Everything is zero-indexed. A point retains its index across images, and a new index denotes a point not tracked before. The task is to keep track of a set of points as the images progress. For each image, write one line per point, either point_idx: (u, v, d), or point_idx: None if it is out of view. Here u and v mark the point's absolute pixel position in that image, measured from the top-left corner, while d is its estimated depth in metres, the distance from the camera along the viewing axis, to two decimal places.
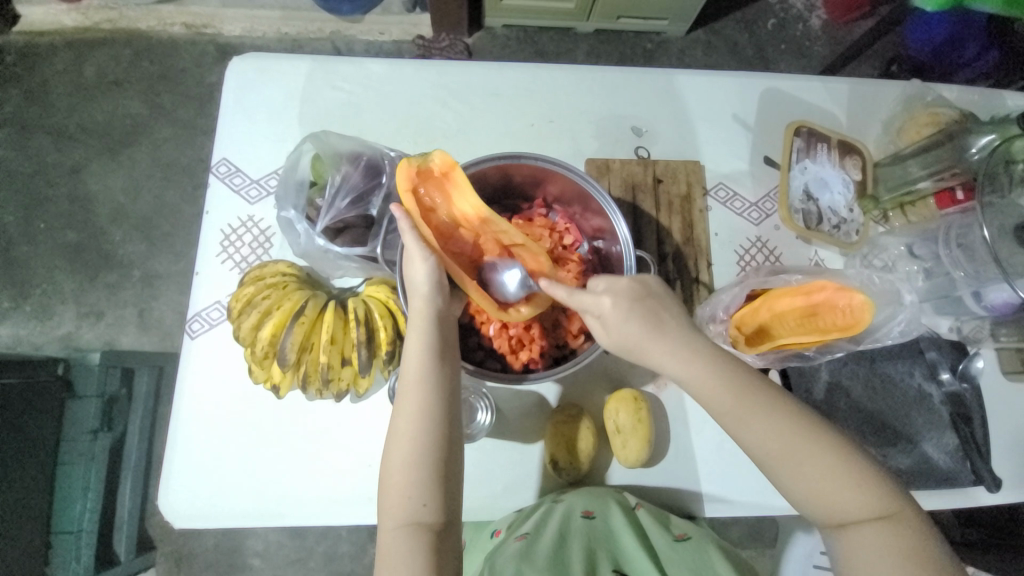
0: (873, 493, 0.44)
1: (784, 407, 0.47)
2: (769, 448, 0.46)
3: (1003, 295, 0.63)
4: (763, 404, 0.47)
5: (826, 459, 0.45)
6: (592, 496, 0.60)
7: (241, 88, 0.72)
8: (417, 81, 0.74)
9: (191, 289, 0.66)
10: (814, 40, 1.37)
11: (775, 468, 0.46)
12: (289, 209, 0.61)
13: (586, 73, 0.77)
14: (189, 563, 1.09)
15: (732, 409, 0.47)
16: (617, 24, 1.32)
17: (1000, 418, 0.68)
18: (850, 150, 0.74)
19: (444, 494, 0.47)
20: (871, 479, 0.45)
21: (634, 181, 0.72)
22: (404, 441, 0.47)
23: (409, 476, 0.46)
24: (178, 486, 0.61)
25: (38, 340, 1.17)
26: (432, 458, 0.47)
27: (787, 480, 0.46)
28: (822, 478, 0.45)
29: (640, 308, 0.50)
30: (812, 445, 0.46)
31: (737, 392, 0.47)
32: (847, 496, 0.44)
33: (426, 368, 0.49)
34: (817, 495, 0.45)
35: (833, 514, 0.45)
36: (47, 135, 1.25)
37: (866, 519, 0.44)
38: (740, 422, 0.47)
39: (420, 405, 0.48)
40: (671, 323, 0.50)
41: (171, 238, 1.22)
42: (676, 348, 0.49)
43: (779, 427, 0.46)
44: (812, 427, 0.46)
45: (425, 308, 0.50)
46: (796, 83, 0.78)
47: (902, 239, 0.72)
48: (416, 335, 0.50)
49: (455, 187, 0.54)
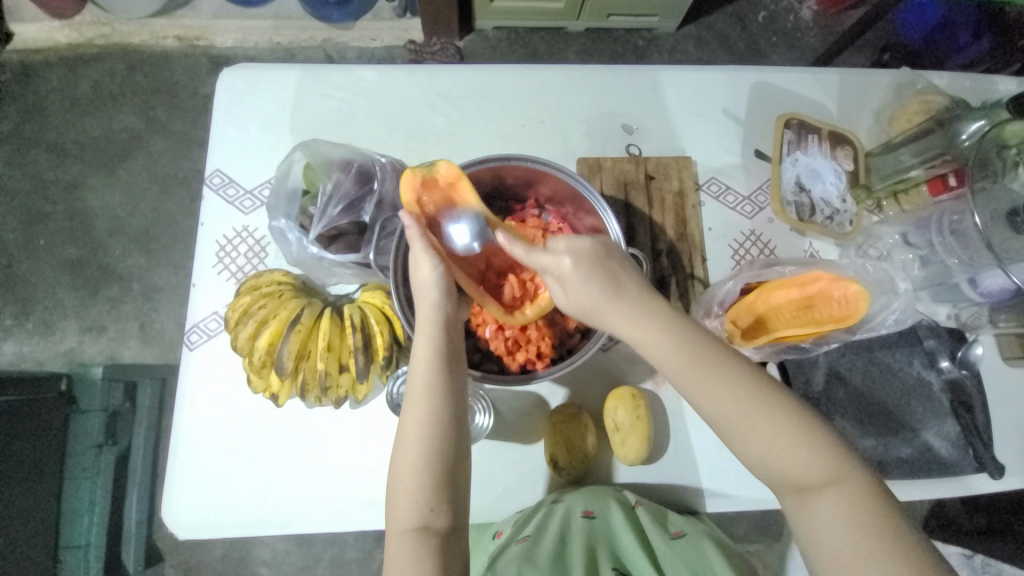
0: (826, 454, 0.44)
1: (739, 370, 0.47)
2: (724, 413, 0.46)
3: (998, 281, 0.63)
4: (718, 369, 0.47)
5: (780, 421, 0.45)
6: (592, 494, 0.59)
7: (232, 99, 0.73)
8: (407, 86, 0.75)
9: (189, 300, 0.67)
10: (805, 32, 1.37)
11: (730, 430, 0.46)
12: (281, 219, 0.61)
13: (575, 73, 0.77)
14: (197, 573, 1.09)
15: (686, 372, 0.47)
16: (608, 23, 1.32)
17: (1001, 405, 0.68)
18: (841, 141, 0.74)
19: (452, 500, 0.47)
20: (825, 442, 0.45)
21: (626, 179, 0.72)
22: (411, 446, 0.47)
23: (417, 482, 0.46)
24: (180, 497, 0.62)
25: (41, 356, 1.18)
26: (440, 463, 0.47)
27: (741, 441, 0.46)
28: (775, 439, 0.45)
29: (601, 274, 0.50)
30: (766, 407, 0.46)
31: (692, 355, 0.48)
32: (800, 460, 0.44)
33: (434, 375, 0.49)
34: (771, 460, 0.45)
35: (788, 476, 0.45)
36: (44, 152, 1.26)
37: (819, 480, 0.44)
38: (696, 387, 0.47)
39: (429, 412, 0.48)
40: (631, 289, 0.50)
41: (169, 250, 1.23)
42: (634, 314, 0.49)
43: (734, 390, 0.46)
44: (766, 390, 0.47)
45: (433, 314, 0.51)
46: (785, 76, 0.78)
47: (896, 228, 0.71)
48: (425, 340, 0.50)
49: (460, 196, 0.55)
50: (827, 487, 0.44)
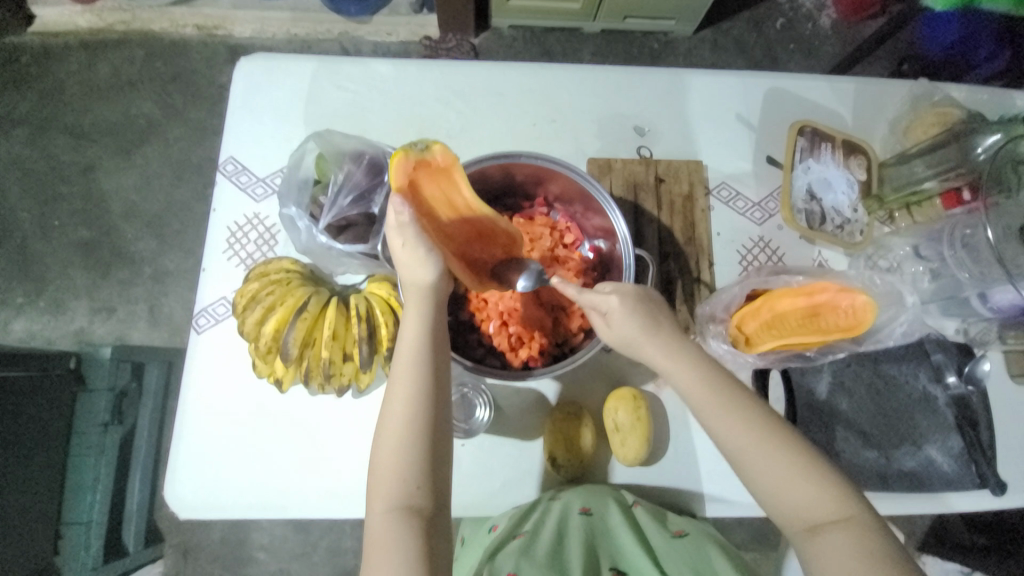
0: (836, 494, 0.45)
1: (758, 407, 0.48)
2: (741, 448, 0.47)
3: (1008, 295, 0.62)
4: (738, 405, 0.48)
5: (793, 458, 0.46)
6: (589, 492, 0.60)
7: (248, 88, 0.74)
8: (421, 81, 0.75)
9: (198, 285, 0.68)
10: (823, 39, 1.36)
11: (746, 464, 0.47)
12: (292, 207, 0.61)
13: (589, 73, 0.77)
14: (195, 555, 1.11)
15: (706, 403, 0.49)
16: (624, 24, 1.32)
17: (1006, 422, 0.67)
18: (854, 149, 0.74)
19: (436, 479, 0.47)
20: (837, 483, 0.45)
21: (636, 180, 0.72)
22: (397, 424, 0.48)
23: (402, 460, 0.47)
24: (183, 477, 0.63)
25: (52, 334, 1.20)
26: (426, 442, 0.47)
27: (752, 474, 0.47)
28: (789, 476, 0.45)
29: (642, 309, 0.52)
30: (780, 444, 0.46)
31: (713, 388, 0.49)
32: (812, 497, 0.45)
33: (421, 352, 0.49)
34: (783, 497, 0.45)
35: (798, 515, 0.45)
36: (62, 135, 1.28)
37: (829, 521, 0.44)
38: (716, 421, 0.48)
39: (414, 391, 0.48)
40: (666, 326, 0.52)
41: (181, 236, 1.25)
42: (667, 346, 0.51)
43: (750, 425, 0.47)
44: (782, 429, 0.48)
45: (424, 291, 0.51)
46: (801, 82, 0.77)
47: (908, 240, 0.70)
48: (414, 315, 0.50)
49: (452, 182, 0.54)
50: (839, 530, 0.43)
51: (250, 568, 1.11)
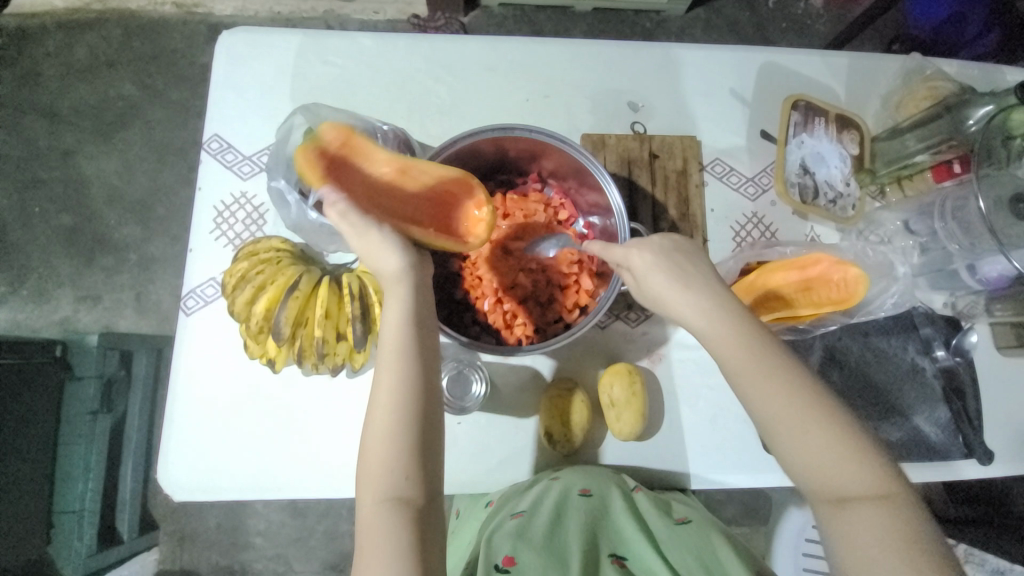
0: (870, 469, 0.44)
1: (800, 376, 0.47)
2: (774, 415, 0.46)
3: (996, 266, 0.63)
4: (775, 372, 0.47)
5: (830, 429, 0.45)
6: (589, 474, 0.60)
7: (231, 63, 0.71)
8: (410, 55, 0.73)
9: (185, 266, 0.66)
10: (816, 18, 1.35)
11: (778, 432, 0.46)
12: (280, 180, 0.60)
13: (582, 48, 0.76)
14: (191, 541, 1.11)
15: (745, 366, 0.47)
16: (616, 2, 1.30)
17: (991, 392, 0.68)
18: (848, 124, 0.73)
19: (426, 471, 0.46)
20: (874, 458, 0.44)
21: (630, 156, 0.71)
22: (384, 415, 0.47)
23: (390, 450, 0.46)
24: (177, 460, 0.62)
25: (36, 323, 1.17)
26: (415, 431, 0.46)
27: (785, 440, 0.46)
28: (825, 446, 0.44)
29: (671, 264, 0.52)
30: (819, 413, 0.45)
31: (753, 352, 0.48)
32: (845, 470, 0.44)
33: (403, 340, 0.48)
34: (814, 467, 0.44)
35: (828, 485, 0.44)
36: (38, 118, 1.24)
37: (859, 494, 0.43)
38: (751, 388, 0.47)
39: (399, 381, 0.47)
40: (704, 286, 0.51)
41: (166, 221, 1.22)
42: (701, 305, 0.50)
43: (785, 393, 0.46)
44: (822, 398, 0.46)
45: (399, 275, 0.48)
46: (795, 56, 0.77)
47: (898, 214, 0.71)
48: (394, 303, 0.48)
49: (360, 154, 0.53)
50: (868, 502, 0.43)
51: (247, 553, 1.11)
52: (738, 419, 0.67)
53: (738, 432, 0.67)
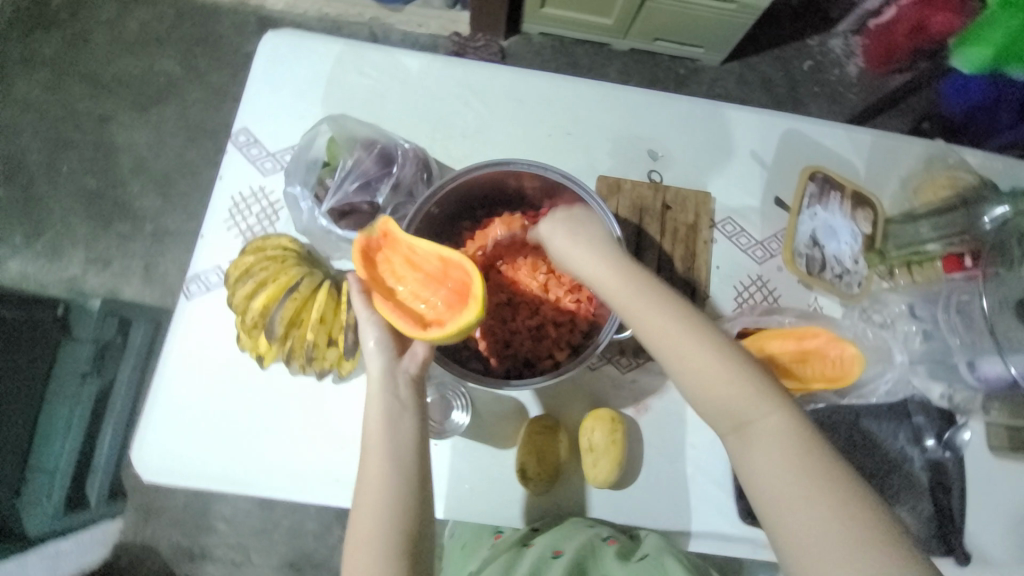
0: (759, 390, 0.45)
1: (683, 307, 0.48)
2: (667, 353, 0.47)
3: (995, 367, 0.63)
4: (660, 307, 0.47)
5: (717, 355, 0.46)
6: (562, 533, 0.59)
7: (271, 61, 0.74)
8: (444, 77, 0.75)
9: (194, 250, 0.68)
10: (848, 87, 1.37)
11: (675, 369, 0.46)
12: (296, 185, 0.62)
13: (610, 91, 0.77)
14: (156, 517, 1.10)
15: (630, 303, 0.48)
16: (653, 46, 1.33)
17: (978, 493, 0.67)
18: (863, 202, 0.73)
19: (413, 566, 0.45)
20: (760, 379, 0.45)
21: (643, 204, 0.72)
22: (365, 515, 0.46)
23: (371, 552, 0.44)
24: (152, 440, 0.62)
25: (44, 279, 1.19)
26: (396, 527, 0.45)
27: (678, 373, 0.46)
28: (714, 375, 0.45)
29: (566, 218, 0.53)
30: (701, 338, 0.46)
31: (635, 287, 0.48)
32: (737, 393, 0.45)
33: (385, 430, 0.49)
34: (711, 398, 0.45)
35: (726, 413, 0.45)
36: (82, 82, 1.28)
37: (752, 416, 0.44)
38: (641, 330, 0.48)
39: (382, 472, 0.47)
40: (586, 233, 0.51)
41: (187, 197, 1.24)
42: (587, 248, 0.50)
43: (671, 325, 0.47)
44: (705, 327, 0.47)
45: (380, 368, 0.51)
46: (819, 128, 0.78)
47: (904, 298, 0.71)
48: (376, 395, 0.50)
49: (392, 241, 0.52)
50: (762, 420, 0.44)
51: (209, 537, 1.10)
52: (716, 483, 0.66)
53: (714, 495, 0.65)
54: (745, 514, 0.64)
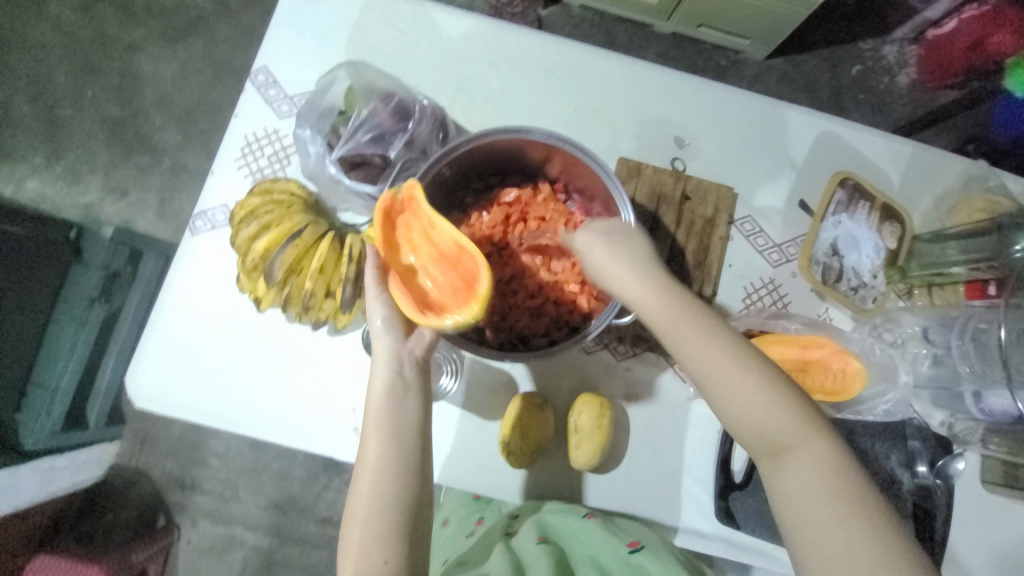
0: (802, 415, 0.44)
1: (722, 328, 0.47)
2: (707, 373, 0.45)
3: (1002, 401, 0.61)
4: (700, 326, 0.47)
5: (761, 382, 0.44)
6: (545, 523, 0.58)
7: (298, 1, 0.71)
8: (473, 36, 0.73)
9: (204, 186, 0.67)
10: (897, 97, 1.30)
11: (712, 389, 0.45)
12: (307, 129, 0.60)
13: (643, 70, 0.74)
14: (152, 445, 1.14)
15: (670, 321, 0.48)
16: (696, 32, 1.27)
17: (963, 523, 0.66)
18: (892, 216, 0.70)
19: (408, 544, 0.44)
20: (801, 404, 0.44)
21: (661, 191, 0.70)
22: (364, 494, 0.46)
23: (368, 530, 0.44)
24: (146, 369, 0.63)
25: (62, 202, 1.20)
26: (393, 504, 0.45)
27: (721, 399, 0.45)
28: (755, 398, 0.44)
29: (606, 227, 0.53)
30: (741, 360, 0.45)
31: (675, 307, 0.48)
32: (776, 418, 0.43)
33: (388, 410, 0.49)
34: (748, 423, 0.44)
35: (763, 437, 0.44)
36: (112, 7, 1.26)
37: (792, 441, 0.43)
38: (681, 347, 0.47)
39: (382, 451, 0.47)
40: (625, 247, 0.52)
41: (207, 136, 1.24)
42: (629, 263, 0.50)
43: (710, 343, 0.46)
44: (747, 348, 0.46)
45: (387, 350, 0.50)
46: (857, 133, 0.74)
47: (919, 320, 0.68)
48: (381, 377, 0.50)
49: (416, 209, 0.50)
50: (800, 449, 0.43)
51: (200, 471, 1.14)
52: (697, 481, 0.65)
53: (692, 492, 0.65)
54: (722, 514, 0.64)
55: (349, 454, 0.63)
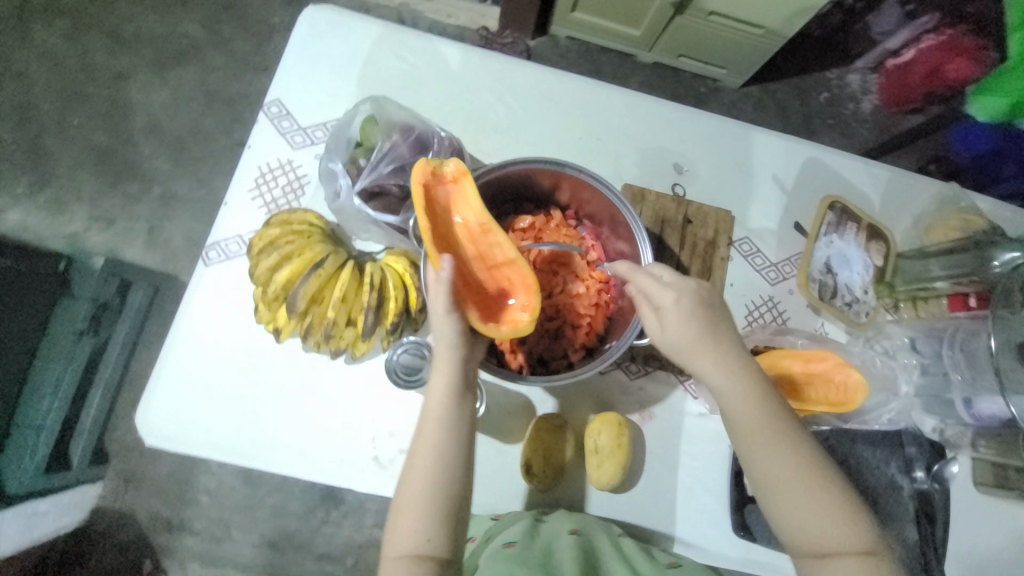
0: (860, 532, 0.48)
1: (798, 440, 0.50)
2: (774, 479, 0.49)
3: (992, 406, 0.65)
4: (778, 435, 0.50)
5: (823, 497, 0.48)
6: (576, 518, 0.61)
7: (308, 35, 0.73)
8: (480, 69, 0.76)
9: (216, 217, 0.67)
10: (861, 122, 1.40)
11: (775, 492, 0.49)
12: (337, 162, 0.62)
13: (642, 102, 0.78)
14: (138, 485, 1.09)
15: (761, 425, 0.50)
16: (677, 62, 1.35)
17: (958, 525, 0.69)
18: (877, 235, 0.75)
19: (453, 528, 0.48)
20: (865, 522, 0.48)
21: (665, 215, 0.73)
22: (418, 474, 0.49)
23: (419, 511, 0.48)
24: (157, 404, 0.62)
25: (45, 232, 1.17)
26: (443, 496, 0.48)
27: (784, 507, 0.49)
28: (822, 510, 0.48)
29: (701, 317, 0.52)
30: (810, 473, 0.49)
31: (767, 412, 0.50)
32: (835, 529, 0.48)
33: (448, 401, 0.50)
34: (808, 531, 0.48)
35: (818, 545, 0.48)
36: (101, 36, 1.26)
37: (846, 553, 0.47)
38: (755, 451, 0.50)
39: (440, 439, 0.49)
40: (726, 340, 0.52)
41: (198, 163, 1.23)
42: (721, 364, 0.51)
43: (783, 453, 0.49)
44: (825, 463, 0.50)
45: (452, 349, 0.51)
46: (839, 159, 0.80)
47: (906, 331, 0.73)
48: (444, 370, 0.51)
49: (462, 194, 0.55)
50: (853, 560, 0.47)
51: (190, 509, 1.09)
52: (712, 495, 0.67)
53: (709, 508, 0.67)
54: (738, 526, 0.66)
55: (369, 485, 0.62)
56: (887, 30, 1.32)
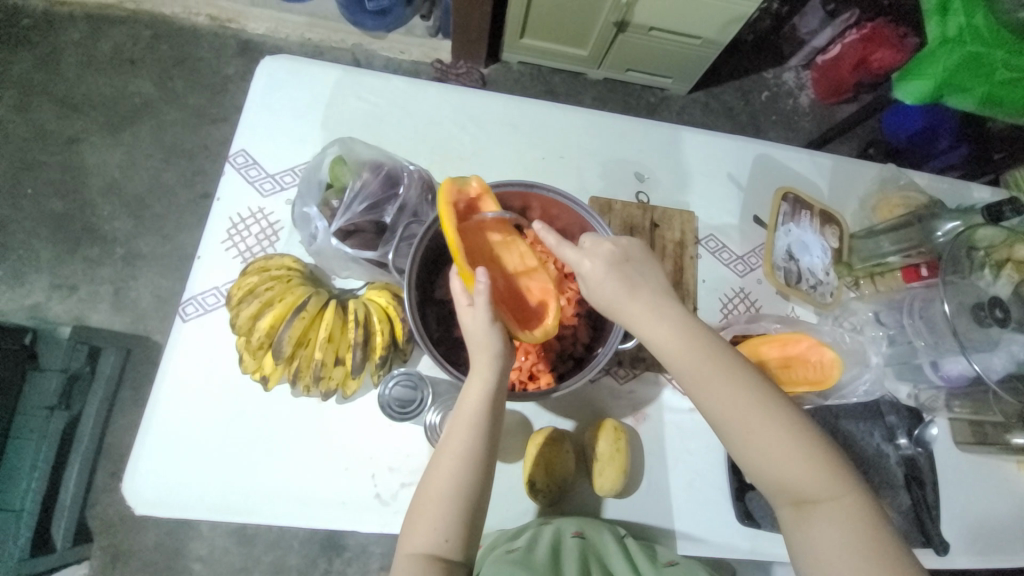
0: (830, 473, 0.48)
1: (745, 378, 0.51)
2: (728, 420, 0.50)
3: (958, 365, 0.70)
4: (723, 373, 0.50)
5: (784, 435, 0.49)
6: (580, 520, 0.61)
7: (269, 85, 0.75)
8: (441, 102, 0.78)
9: (190, 271, 0.67)
10: (801, 116, 1.49)
11: (732, 434, 0.50)
12: (311, 206, 0.63)
13: (598, 118, 0.82)
14: (124, 561, 1.03)
15: (700, 377, 0.51)
16: (625, 76, 1.41)
17: (946, 486, 0.72)
18: (830, 220, 0.80)
19: (468, 535, 0.50)
20: (832, 462, 0.49)
21: (632, 223, 0.76)
22: (444, 480, 0.50)
23: (441, 514, 0.49)
24: (145, 469, 0.60)
25: (5, 305, 1.13)
26: (463, 504, 0.50)
27: (745, 448, 0.50)
28: (781, 450, 0.48)
29: (621, 277, 0.54)
30: (766, 413, 0.49)
31: (705, 363, 0.51)
32: (800, 470, 0.48)
33: (480, 415, 0.52)
34: (770, 472, 0.49)
35: (791, 490, 0.48)
36: (49, 102, 1.24)
37: (819, 496, 0.48)
38: (704, 395, 0.50)
39: (468, 450, 0.51)
40: (649, 291, 0.54)
41: (161, 220, 1.21)
42: (650, 317, 0.53)
43: (733, 392, 0.50)
44: (780, 402, 0.50)
45: (492, 361, 0.53)
46: (786, 152, 0.85)
47: (870, 306, 0.78)
48: (479, 381, 0.52)
49: (486, 210, 0.58)
50: (824, 499, 0.47)
51: None
52: (713, 488, 0.68)
53: (712, 500, 0.68)
54: (742, 517, 0.67)
55: (374, 524, 0.61)
56: (812, 30, 1.40)
